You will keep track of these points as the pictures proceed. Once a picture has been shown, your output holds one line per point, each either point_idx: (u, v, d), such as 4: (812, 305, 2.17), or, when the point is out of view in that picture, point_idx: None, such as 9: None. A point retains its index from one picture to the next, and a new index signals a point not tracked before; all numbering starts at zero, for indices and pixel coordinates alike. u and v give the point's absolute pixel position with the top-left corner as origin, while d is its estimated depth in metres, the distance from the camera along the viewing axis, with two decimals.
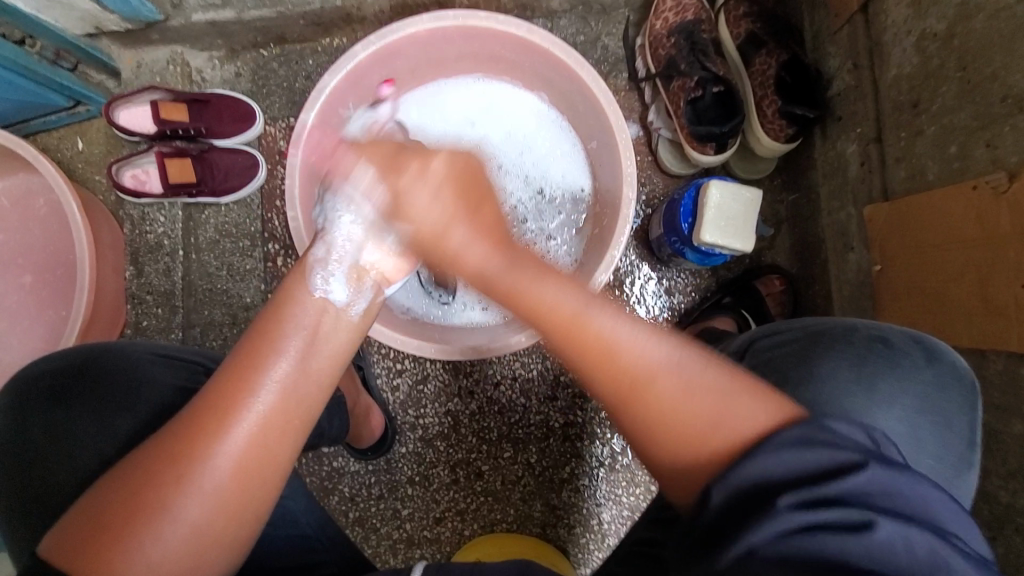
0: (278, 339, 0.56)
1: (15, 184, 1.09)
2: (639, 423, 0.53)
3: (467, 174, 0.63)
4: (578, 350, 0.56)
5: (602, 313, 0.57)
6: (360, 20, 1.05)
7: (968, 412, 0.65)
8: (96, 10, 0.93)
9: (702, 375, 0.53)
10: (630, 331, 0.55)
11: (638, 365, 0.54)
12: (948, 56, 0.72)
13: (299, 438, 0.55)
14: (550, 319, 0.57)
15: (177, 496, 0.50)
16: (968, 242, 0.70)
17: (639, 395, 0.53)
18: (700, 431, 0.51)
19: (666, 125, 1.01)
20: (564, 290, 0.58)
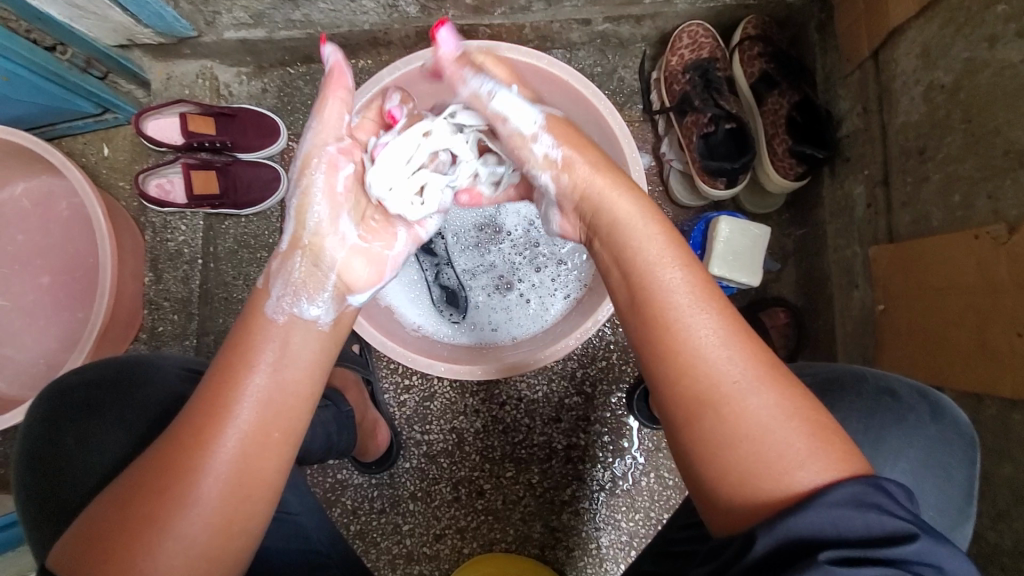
0: (252, 352, 0.58)
1: (40, 186, 1.12)
2: (699, 439, 0.52)
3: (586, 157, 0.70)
4: (656, 330, 0.56)
5: (697, 311, 0.56)
6: (385, 44, 1.08)
7: (966, 466, 0.67)
8: (130, 23, 0.95)
9: (770, 409, 0.51)
10: (716, 333, 0.54)
11: (717, 375, 0.53)
12: (954, 108, 0.75)
13: (284, 451, 0.57)
14: (646, 307, 0.58)
15: (170, 513, 0.51)
16: (969, 289, 0.72)
17: (705, 415, 0.52)
18: (755, 463, 0.50)
19: (678, 158, 1.04)
20: (685, 296, 0.56)
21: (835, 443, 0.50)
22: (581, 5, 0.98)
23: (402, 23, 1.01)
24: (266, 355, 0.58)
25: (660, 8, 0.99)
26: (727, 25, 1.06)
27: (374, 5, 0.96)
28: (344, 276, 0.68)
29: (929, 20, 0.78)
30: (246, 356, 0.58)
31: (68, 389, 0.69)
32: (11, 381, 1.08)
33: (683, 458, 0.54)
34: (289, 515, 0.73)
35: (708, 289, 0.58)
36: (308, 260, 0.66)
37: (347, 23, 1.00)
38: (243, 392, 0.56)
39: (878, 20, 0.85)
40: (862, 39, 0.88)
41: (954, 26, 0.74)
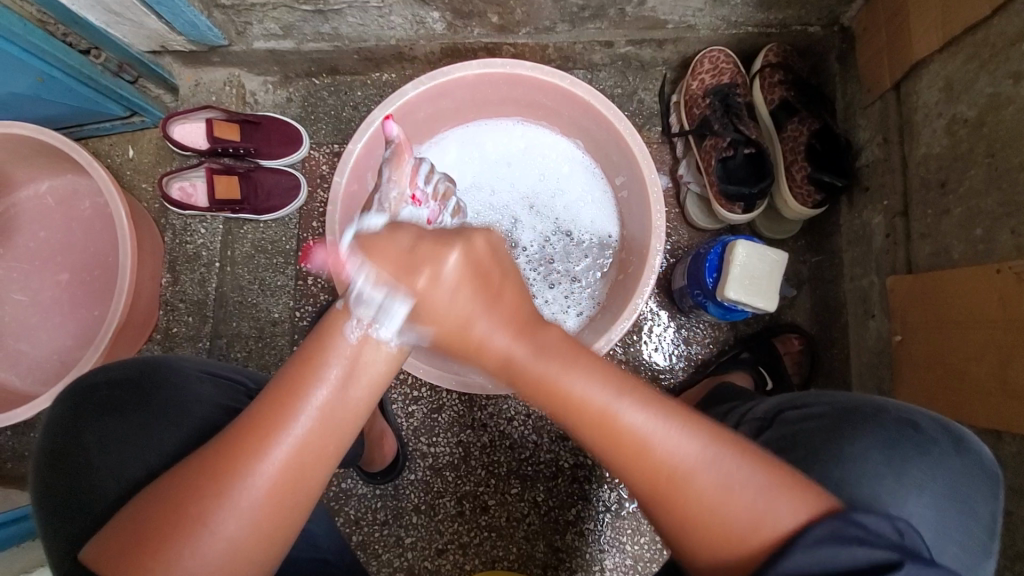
0: (320, 364, 0.56)
1: (65, 185, 1.14)
2: (667, 511, 0.55)
3: (484, 270, 0.58)
4: (604, 440, 0.56)
5: (630, 408, 0.56)
6: (410, 59, 1.10)
7: (991, 502, 0.65)
8: (164, 31, 0.97)
9: (731, 478, 0.54)
10: (662, 429, 0.55)
11: (668, 463, 0.54)
12: (977, 143, 0.75)
13: (333, 463, 0.56)
14: (589, 427, 0.56)
15: (209, 517, 0.51)
16: (990, 323, 0.71)
17: (675, 494, 0.54)
18: (722, 529, 0.53)
19: (696, 180, 1.04)
20: (620, 401, 0.56)
21: (795, 485, 0.53)
22: (605, 27, 0.99)
23: (427, 40, 1.03)
24: (327, 376, 0.56)
25: (683, 33, 1.00)
26: (748, 52, 1.07)
27: (401, 21, 0.98)
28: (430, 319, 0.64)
29: (953, 54, 0.78)
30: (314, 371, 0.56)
31: (86, 387, 0.69)
32: (25, 376, 1.09)
33: (659, 524, 0.57)
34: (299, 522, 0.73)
35: (640, 391, 0.57)
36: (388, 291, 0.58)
37: (375, 37, 1.02)
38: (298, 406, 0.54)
39: (902, 53, 0.85)
40: (885, 71, 0.89)
41: (978, 62, 0.74)
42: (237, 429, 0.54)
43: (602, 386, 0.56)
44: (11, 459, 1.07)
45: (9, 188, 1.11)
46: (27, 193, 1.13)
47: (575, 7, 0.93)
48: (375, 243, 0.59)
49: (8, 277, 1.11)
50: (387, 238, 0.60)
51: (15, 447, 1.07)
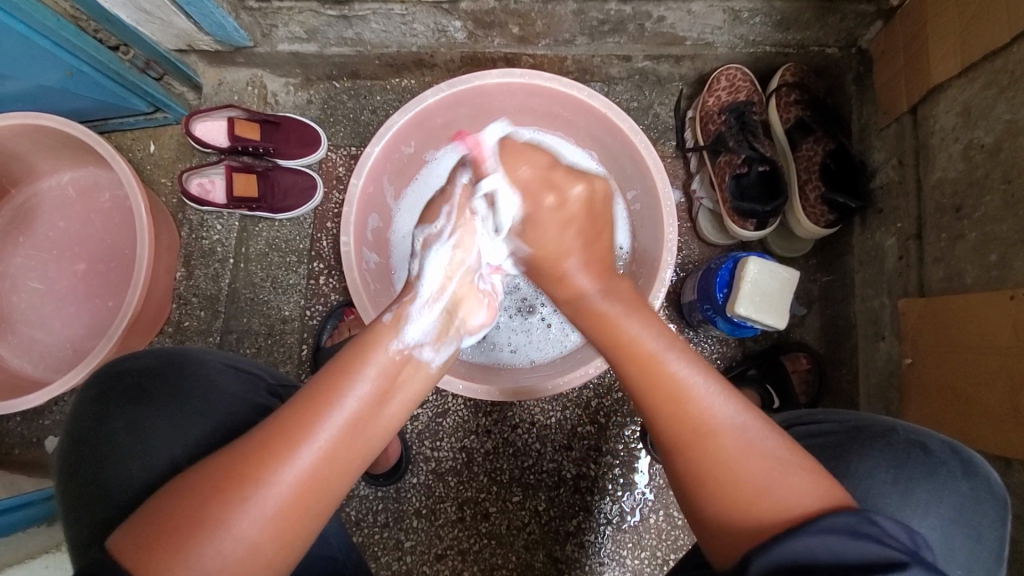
0: (358, 368, 0.59)
1: (86, 177, 1.16)
2: (695, 470, 0.56)
3: (598, 212, 0.73)
4: (648, 391, 0.61)
5: (678, 360, 0.61)
6: (430, 66, 1.12)
7: (998, 527, 0.65)
8: (192, 30, 0.99)
9: (757, 437, 0.56)
10: (702, 385, 0.59)
11: (699, 417, 0.58)
12: (993, 169, 0.75)
13: (354, 473, 0.57)
14: (635, 363, 0.62)
15: (239, 508, 0.51)
16: (1003, 350, 0.71)
17: (696, 440, 0.57)
18: (740, 480, 0.54)
19: (708, 197, 1.05)
20: (662, 345, 0.63)
21: (818, 473, 0.54)
22: (623, 41, 1.00)
23: (448, 48, 1.05)
24: (368, 375, 0.59)
25: (701, 50, 1.01)
26: (765, 71, 1.07)
27: (424, 28, 0.99)
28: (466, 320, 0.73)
29: (971, 80, 0.78)
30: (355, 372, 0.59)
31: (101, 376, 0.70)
32: (37, 363, 1.10)
33: (688, 493, 0.57)
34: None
35: (681, 347, 0.63)
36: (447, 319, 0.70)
37: (397, 44, 1.04)
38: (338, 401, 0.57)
39: (920, 77, 0.86)
40: (902, 94, 0.90)
41: (996, 89, 0.74)
42: (273, 424, 0.56)
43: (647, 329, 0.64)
44: (22, 445, 1.08)
45: (32, 178, 1.13)
46: (49, 183, 1.15)
47: (595, 21, 0.95)
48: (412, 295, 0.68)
49: (27, 265, 1.13)
50: (530, 154, 0.74)
51: (26, 433, 1.09)
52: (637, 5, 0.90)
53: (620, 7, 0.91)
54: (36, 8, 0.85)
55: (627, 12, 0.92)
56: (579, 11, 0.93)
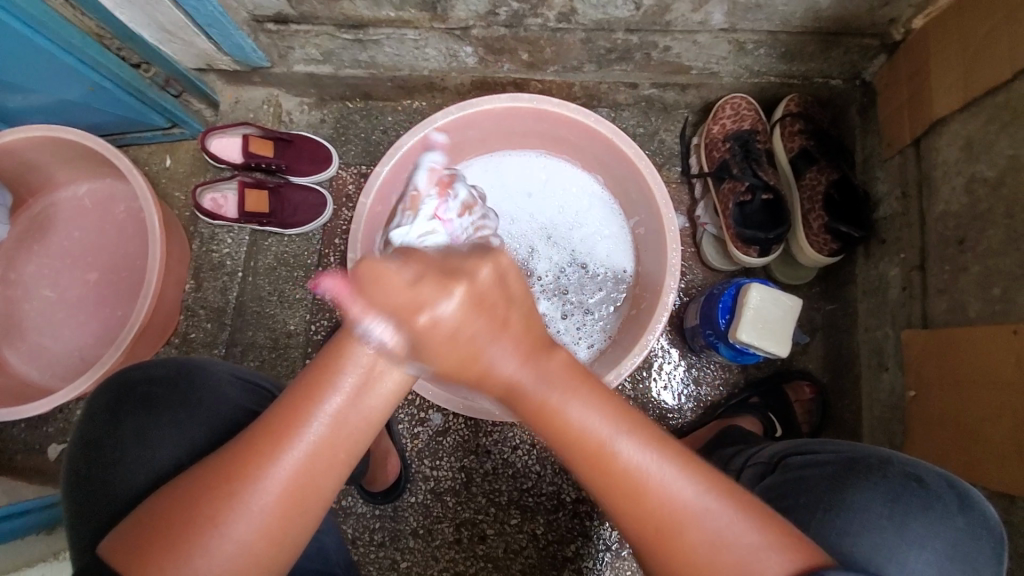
0: (334, 374, 0.54)
1: (102, 189, 1.18)
2: (667, 571, 0.53)
3: (489, 301, 0.53)
4: (601, 480, 0.53)
5: (627, 445, 0.53)
6: (441, 89, 1.14)
7: (995, 561, 0.64)
8: (212, 51, 1.02)
9: (726, 519, 0.52)
10: (657, 462, 0.53)
11: (666, 506, 0.52)
12: (996, 202, 0.75)
13: (344, 471, 0.55)
14: (585, 451, 0.53)
15: (225, 517, 0.52)
16: (1005, 384, 0.70)
17: (663, 540, 0.53)
18: (704, 558, 0.52)
19: (712, 222, 1.06)
20: (587, 412, 0.54)
21: (783, 534, 0.53)
22: (630, 69, 1.02)
23: (458, 72, 1.07)
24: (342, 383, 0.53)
25: (707, 78, 1.03)
26: (770, 100, 1.09)
27: (435, 53, 1.02)
28: None
29: (973, 115, 0.79)
30: (324, 384, 0.54)
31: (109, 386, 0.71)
32: (45, 370, 1.12)
33: (642, 557, 0.54)
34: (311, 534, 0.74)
35: (621, 412, 0.55)
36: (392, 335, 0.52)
37: (409, 67, 1.07)
38: (311, 410, 0.53)
39: (923, 110, 0.87)
40: (905, 127, 0.91)
41: (999, 124, 0.75)
42: (252, 433, 0.54)
43: (586, 398, 0.54)
44: (23, 451, 1.09)
45: (51, 189, 1.16)
46: (67, 194, 1.18)
47: (602, 49, 0.97)
48: (383, 276, 0.53)
49: (40, 274, 1.15)
50: (383, 274, 0.53)
51: (29, 439, 1.10)
52: (644, 35, 0.92)
53: (627, 36, 0.93)
54: (65, 27, 0.88)
55: (634, 41, 0.94)
56: (588, 39, 0.95)
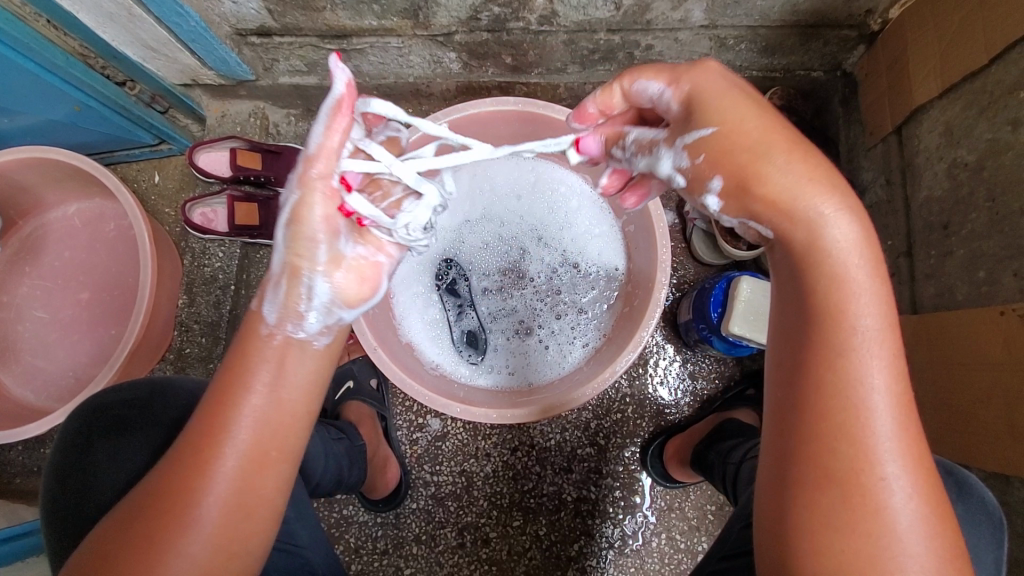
0: (248, 373, 0.56)
1: (92, 208, 1.18)
2: (808, 508, 0.48)
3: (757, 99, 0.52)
4: (822, 382, 0.49)
5: (881, 396, 0.48)
6: (426, 95, 1.15)
7: (992, 547, 0.64)
8: (196, 66, 1.03)
9: (903, 496, 0.47)
10: (892, 429, 0.48)
11: (876, 455, 0.48)
12: (977, 186, 0.76)
13: (280, 466, 0.57)
14: (834, 372, 0.49)
15: (175, 531, 0.52)
16: (995, 366, 0.71)
17: (828, 469, 0.48)
18: (866, 501, 0.47)
19: (702, 218, 1.06)
20: (870, 363, 0.49)
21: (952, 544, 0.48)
22: (614, 69, 1.03)
23: (444, 78, 1.08)
24: (263, 377, 0.56)
25: None
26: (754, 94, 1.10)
27: (420, 60, 1.02)
28: (333, 291, 0.60)
29: (952, 101, 0.80)
30: (248, 376, 0.56)
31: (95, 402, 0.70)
32: (40, 392, 1.11)
33: (786, 476, 0.50)
34: (298, 547, 0.71)
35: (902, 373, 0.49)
36: (292, 287, 0.59)
37: (394, 75, 1.07)
38: (240, 413, 0.55)
39: (904, 98, 0.88)
40: (887, 116, 0.92)
41: (977, 109, 0.76)
42: (188, 444, 0.55)
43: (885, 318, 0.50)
44: (21, 474, 1.08)
45: (41, 210, 1.16)
46: (56, 214, 1.18)
47: (585, 50, 0.98)
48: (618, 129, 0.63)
49: (33, 295, 1.15)
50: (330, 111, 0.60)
51: (26, 462, 1.09)
52: (626, 34, 0.93)
53: (610, 36, 0.94)
54: (47, 47, 0.89)
55: (617, 41, 0.95)
56: (570, 41, 0.95)
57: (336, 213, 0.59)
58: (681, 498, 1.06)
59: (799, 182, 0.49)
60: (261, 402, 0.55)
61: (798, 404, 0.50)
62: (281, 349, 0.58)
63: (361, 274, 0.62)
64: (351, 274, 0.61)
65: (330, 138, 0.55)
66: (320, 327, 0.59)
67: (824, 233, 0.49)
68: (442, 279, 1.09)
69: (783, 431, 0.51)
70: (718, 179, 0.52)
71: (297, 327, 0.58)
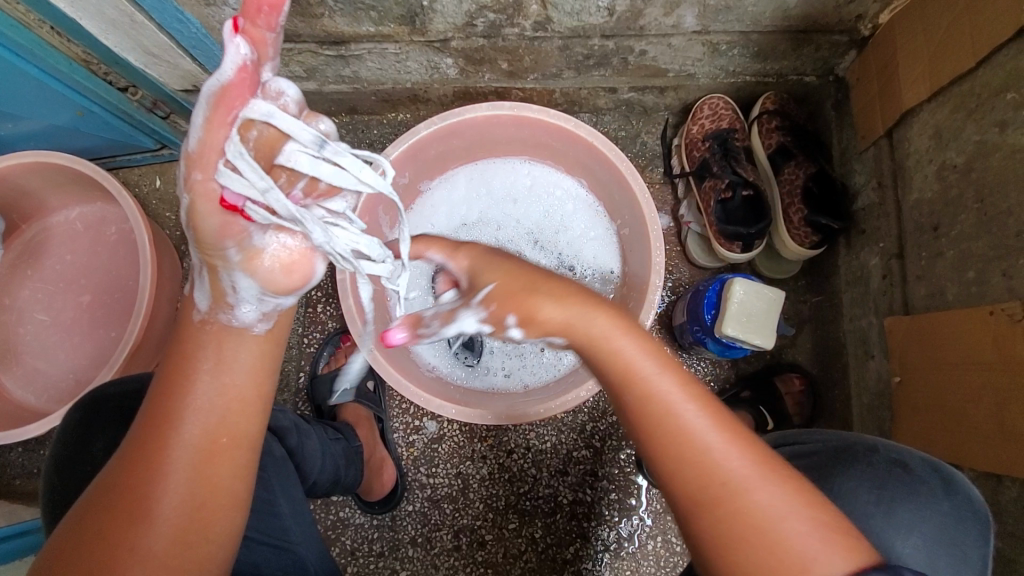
0: (190, 363, 0.58)
1: (93, 212, 1.19)
2: (716, 550, 0.51)
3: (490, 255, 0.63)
4: (659, 427, 0.54)
5: (692, 412, 0.54)
6: (424, 101, 1.17)
7: (980, 544, 0.65)
8: (197, 71, 1.04)
9: (767, 497, 0.50)
10: (720, 438, 0.53)
11: (721, 471, 0.52)
12: (966, 188, 0.76)
13: (238, 452, 0.57)
14: (654, 417, 0.54)
15: (138, 521, 0.52)
16: (985, 365, 0.71)
17: (705, 504, 0.51)
18: (746, 516, 0.50)
19: (697, 221, 1.08)
20: (660, 389, 0.55)
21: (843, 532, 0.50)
22: (608, 74, 1.04)
23: (441, 83, 1.09)
24: (203, 366, 0.58)
25: (684, 81, 1.05)
26: (748, 99, 1.11)
27: (417, 66, 1.04)
28: (262, 282, 0.60)
29: (942, 103, 0.81)
30: (190, 370, 0.57)
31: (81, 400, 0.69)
32: (40, 394, 1.12)
33: (683, 529, 0.53)
34: (288, 544, 0.67)
35: (698, 391, 0.56)
36: (217, 281, 0.60)
37: (391, 81, 1.09)
38: (187, 405, 0.55)
39: (894, 102, 0.89)
40: (878, 120, 0.93)
41: (965, 112, 0.77)
42: (138, 440, 0.55)
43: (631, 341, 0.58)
44: (21, 476, 1.09)
45: (44, 214, 1.18)
46: (58, 218, 1.19)
47: (580, 56, 0.99)
48: None
49: (34, 298, 1.16)
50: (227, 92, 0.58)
51: (25, 464, 1.09)
52: (619, 40, 0.94)
53: (603, 42, 0.95)
54: (52, 53, 0.90)
55: (611, 46, 0.96)
56: (565, 46, 0.97)
57: (231, 218, 0.58)
58: None
59: (563, 311, 0.58)
60: (210, 391, 0.56)
61: (652, 455, 0.55)
62: (225, 338, 0.60)
63: (289, 267, 0.61)
64: (276, 271, 0.60)
65: (214, 131, 0.55)
66: (257, 315, 0.61)
67: (591, 325, 0.58)
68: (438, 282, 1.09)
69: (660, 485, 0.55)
70: (510, 317, 0.60)
71: (231, 316, 0.60)
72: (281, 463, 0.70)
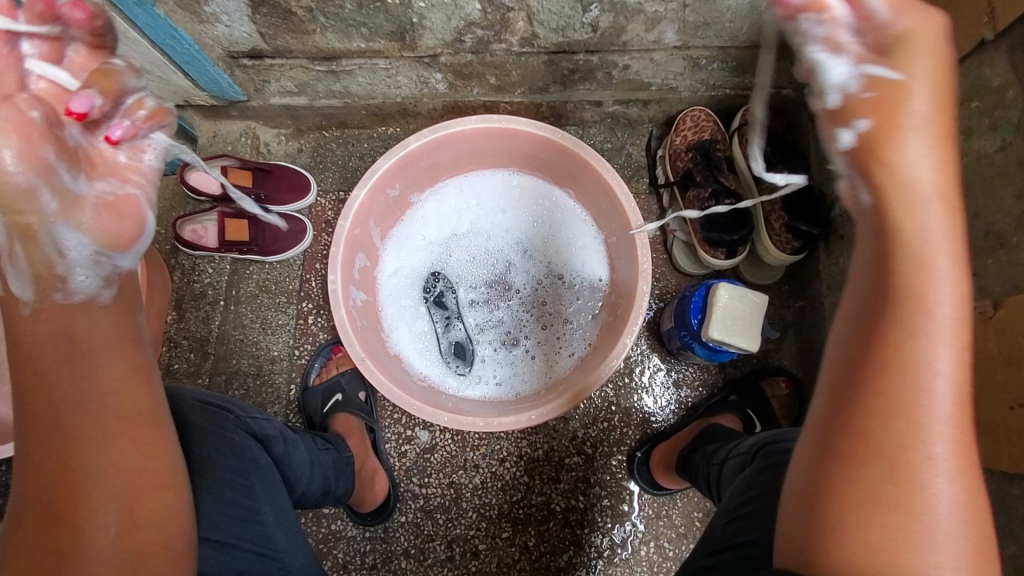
0: (40, 353, 0.51)
1: None
2: (847, 490, 0.46)
3: None
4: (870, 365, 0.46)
5: (941, 374, 0.44)
6: (414, 114, 1.19)
7: None
8: (189, 87, 1.05)
9: (948, 482, 0.44)
10: (947, 415, 0.44)
11: (923, 447, 0.44)
12: None
13: (154, 424, 0.55)
14: (891, 370, 0.45)
15: (77, 521, 0.49)
16: None
17: (870, 454, 0.46)
18: (910, 476, 0.44)
19: (681, 229, 1.11)
20: (938, 349, 0.44)
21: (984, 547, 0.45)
22: (594, 88, 1.07)
23: (430, 98, 1.12)
24: (61, 350, 0.51)
25: (666, 94, 1.09)
26: (728, 111, 1.15)
27: (407, 81, 1.06)
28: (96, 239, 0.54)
29: None
30: (42, 359, 0.50)
31: None
32: None
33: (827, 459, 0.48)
34: (274, 550, 0.66)
35: (964, 357, 0.45)
36: (35, 252, 0.52)
37: (382, 95, 1.11)
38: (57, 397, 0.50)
39: None
40: None
41: None
42: (27, 468, 0.50)
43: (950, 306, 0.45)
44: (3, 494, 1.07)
45: None
46: None
47: (565, 70, 1.02)
48: None
49: None
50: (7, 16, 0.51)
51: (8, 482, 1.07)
52: (603, 55, 0.97)
53: (588, 57, 0.98)
54: None
55: (595, 61, 0.99)
56: (551, 61, 1.00)
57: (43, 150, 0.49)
58: (669, 505, 1.07)
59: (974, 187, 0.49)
60: (66, 383, 0.50)
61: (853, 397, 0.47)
62: (24, 336, 0.51)
63: (116, 211, 0.55)
64: (103, 215, 0.54)
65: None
66: (100, 281, 0.54)
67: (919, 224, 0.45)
68: (430, 291, 1.10)
69: (829, 428, 0.48)
70: None
71: (68, 291, 0.53)
72: (264, 471, 0.69)
